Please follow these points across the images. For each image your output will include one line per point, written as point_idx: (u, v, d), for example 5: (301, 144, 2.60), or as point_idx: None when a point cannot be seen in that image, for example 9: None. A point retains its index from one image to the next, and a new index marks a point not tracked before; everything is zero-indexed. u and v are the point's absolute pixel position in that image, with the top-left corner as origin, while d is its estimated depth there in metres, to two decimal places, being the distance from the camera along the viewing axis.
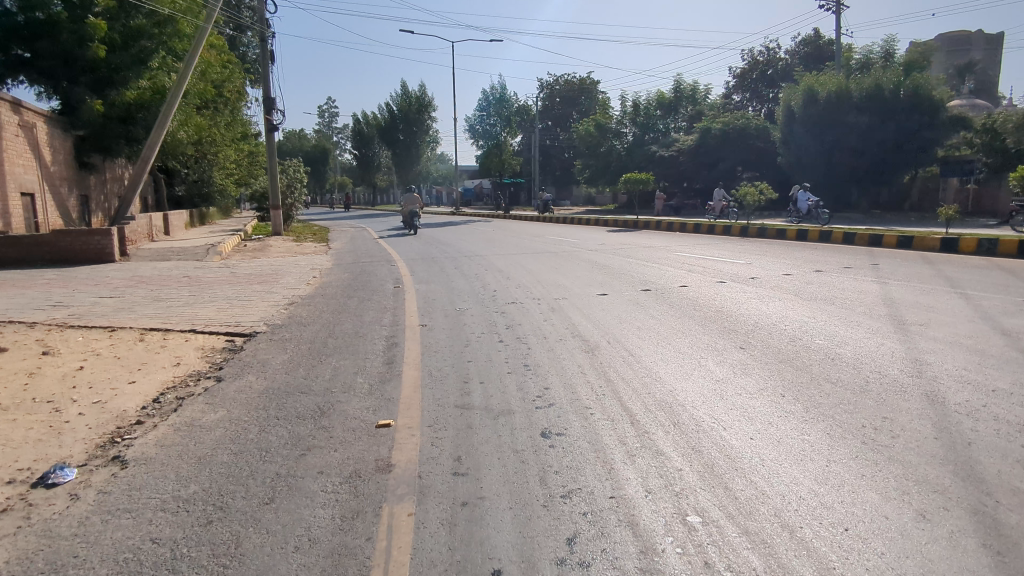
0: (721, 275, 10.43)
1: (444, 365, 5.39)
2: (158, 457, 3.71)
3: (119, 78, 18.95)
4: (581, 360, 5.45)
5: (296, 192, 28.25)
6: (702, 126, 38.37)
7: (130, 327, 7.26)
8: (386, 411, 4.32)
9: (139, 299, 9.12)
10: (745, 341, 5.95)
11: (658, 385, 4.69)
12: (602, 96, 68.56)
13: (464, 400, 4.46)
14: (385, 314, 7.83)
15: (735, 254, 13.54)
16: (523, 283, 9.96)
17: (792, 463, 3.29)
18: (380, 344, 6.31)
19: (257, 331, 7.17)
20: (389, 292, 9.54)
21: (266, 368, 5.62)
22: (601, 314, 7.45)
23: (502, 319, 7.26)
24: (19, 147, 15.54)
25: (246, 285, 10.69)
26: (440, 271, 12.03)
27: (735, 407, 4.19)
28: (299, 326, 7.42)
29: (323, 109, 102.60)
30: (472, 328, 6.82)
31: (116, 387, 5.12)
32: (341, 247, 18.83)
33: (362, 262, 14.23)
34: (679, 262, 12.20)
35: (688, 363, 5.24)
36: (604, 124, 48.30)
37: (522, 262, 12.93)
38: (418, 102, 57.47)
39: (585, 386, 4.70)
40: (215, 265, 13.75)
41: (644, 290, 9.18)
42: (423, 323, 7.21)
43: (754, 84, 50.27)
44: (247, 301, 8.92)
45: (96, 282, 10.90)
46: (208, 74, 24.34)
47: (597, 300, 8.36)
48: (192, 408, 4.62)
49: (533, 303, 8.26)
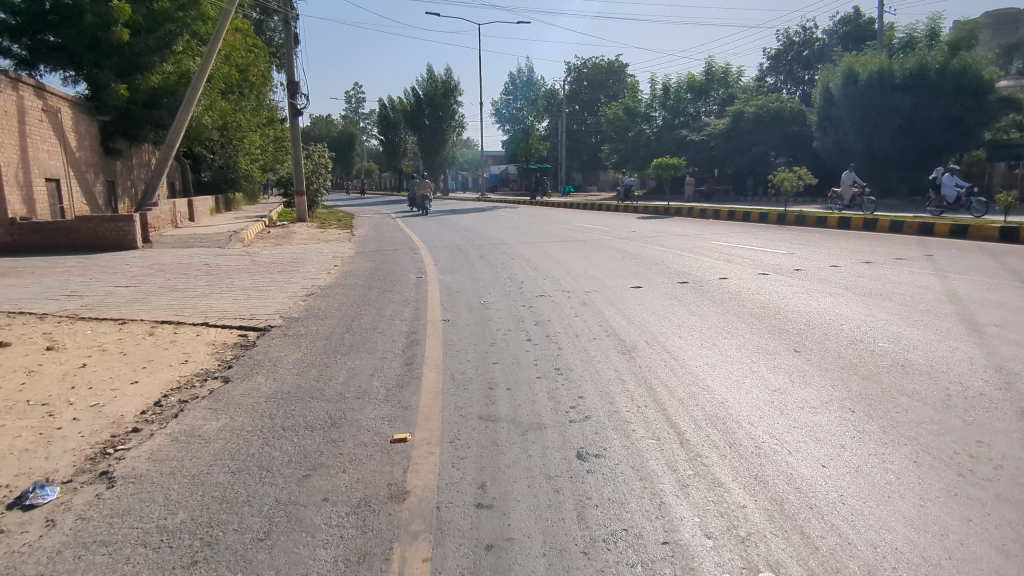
0: (762, 267, 9.78)
1: (468, 367, 4.94)
2: (148, 474, 3.33)
3: (143, 63, 18.89)
4: (617, 362, 4.95)
5: (321, 176, 28.02)
6: (735, 109, 37.23)
7: (142, 320, 6.97)
8: (402, 422, 3.89)
9: (155, 289, 8.88)
10: (799, 342, 5.36)
11: (706, 395, 4.16)
12: (630, 79, 67.13)
13: (489, 410, 4.01)
14: (406, 307, 7.41)
15: (776, 242, 12.82)
16: (552, 274, 9.44)
17: (878, 502, 2.76)
18: (400, 341, 5.89)
19: (271, 325, 6.82)
20: (411, 283, 9.14)
21: (277, 368, 5.24)
22: (636, 310, 6.91)
23: (528, 315, 6.79)
24: (43, 132, 15.47)
25: (265, 273, 10.42)
26: (464, 260, 11.60)
27: (798, 424, 3.64)
28: (316, 319, 7.06)
29: (350, 95, 103.34)
30: (498, 325, 6.37)
31: (117, 389, 4.79)
32: (365, 234, 18.54)
33: (384, 250, 13.88)
34: (715, 251, 11.54)
35: (737, 368, 4.70)
36: (633, 107, 47.35)
37: (549, 251, 12.42)
38: (444, 87, 57.07)
39: (623, 395, 4.21)
40: (237, 252, 13.56)
41: (681, 282, 8.60)
42: (445, 318, 6.76)
43: (789, 66, 48.61)
44: (264, 292, 8.60)
45: (116, 270, 10.75)
46: (232, 58, 24.12)
47: (632, 294, 7.82)
48: (193, 414, 4.26)
49: (562, 296, 7.76)
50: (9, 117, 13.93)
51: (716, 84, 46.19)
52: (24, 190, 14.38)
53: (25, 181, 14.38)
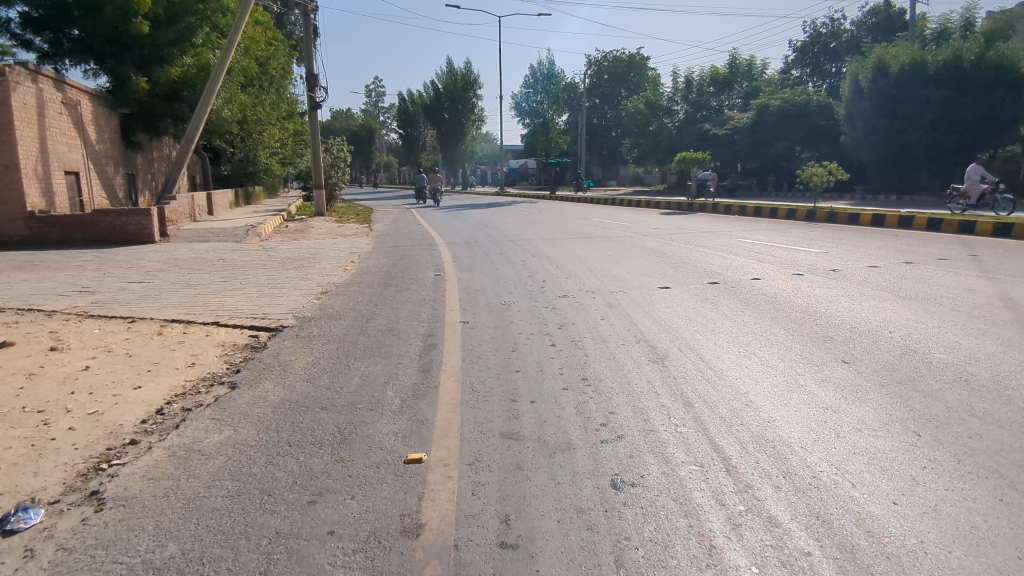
0: (795, 266, 9.31)
1: (489, 377, 4.59)
2: (140, 496, 3.05)
3: (163, 55, 18.80)
4: (649, 372, 4.58)
5: (340, 170, 27.83)
6: (760, 102, 36.37)
7: (151, 318, 6.75)
8: (418, 439, 3.57)
9: (169, 285, 8.69)
10: (847, 352, 4.93)
11: (752, 413, 3.77)
12: (652, 72, 66.22)
13: (512, 427, 3.66)
14: (424, 307, 7.09)
15: (806, 240, 12.32)
16: (575, 273, 9.06)
17: (968, 553, 2.37)
18: (417, 345, 5.57)
19: (284, 325, 6.55)
20: (429, 281, 8.82)
21: (286, 374, 4.95)
22: (665, 313, 6.52)
23: (551, 317, 6.44)
24: (63, 125, 15.41)
25: (280, 269, 10.19)
26: (484, 256, 11.26)
27: (858, 448, 3.25)
28: (330, 319, 6.78)
29: (370, 89, 103.52)
30: (520, 328, 6.01)
31: (118, 394, 4.54)
32: (383, 229, 18.30)
33: (402, 246, 13.60)
34: (744, 250, 11.06)
35: (781, 382, 4.30)
36: (655, 101, 46.61)
37: (571, 248, 12.01)
38: (463, 80, 56.67)
39: (659, 412, 3.83)
40: (254, 247, 13.39)
41: (711, 283, 8.17)
42: (464, 320, 6.43)
43: (815, 59, 47.44)
44: (278, 289, 8.35)
45: (131, 265, 10.61)
46: (252, 50, 23.95)
47: (661, 296, 7.41)
48: (195, 425, 3.98)
49: (587, 297, 7.39)
50: (29, 109, 13.83)
51: (740, 77, 45.45)
52: (44, 183, 14.28)
53: (44, 174, 14.28)
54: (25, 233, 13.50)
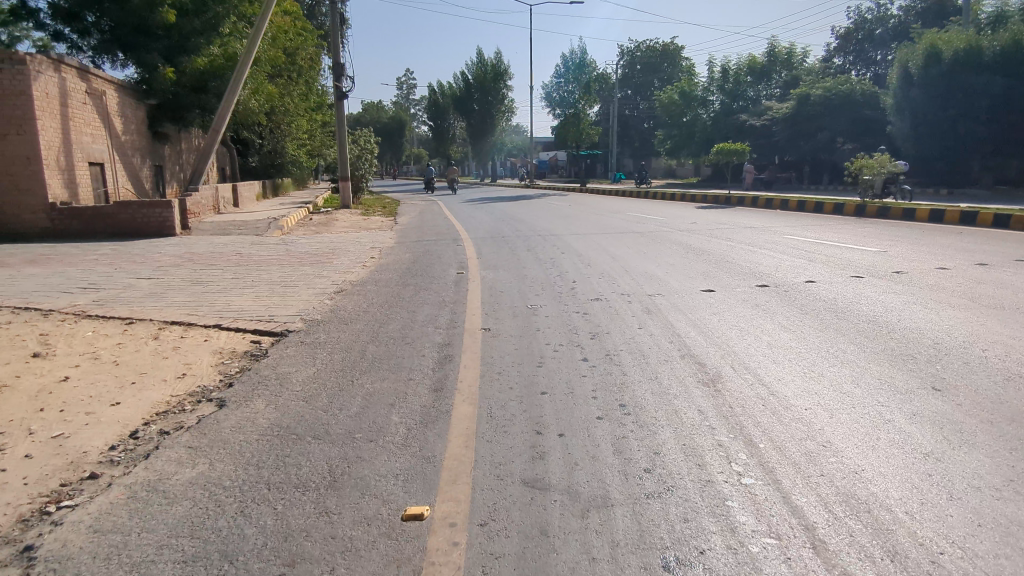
0: (852, 268, 8.45)
1: (510, 400, 3.94)
2: (78, 558, 2.49)
3: (190, 45, 18.54)
4: (699, 399, 3.88)
5: (367, 162, 27.46)
6: (800, 91, 34.90)
7: (150, 320, 6.27)
8: (421, 484, 2.95)
9: (178, 282, 8.25)
10: (937, 377, 4.14)
11: (833, 458, 3.05)
12: (686, 62, 64.78)
13: (535, 472, 3.01)
14: (442, 312, 6.47)
15: (859, 238, 11.37)
16: (608, 273, 8.35)
17: None
18: (431, 357, 4.95)
19: (289, 329, 6.00)
20: (450, 280, 8.21)
21: (282, 391, 4.38)
22: (712, 322, 5.79)
23: (582, 324, 5.77)
24: (87, 115, 15.22)
25: (294, 266, 9.68)
26: (510, 253, 10.61)
27: (984, 519, 2.52)
28: (339, 323, 6.22)
29: (401, 81, 103.57)
30: (547, 338, 5.35)
31: (92, 413, 4.02)
32: (408, 222, 17.82)
33: (426, 240, 13.05)
34: (793, 248, 10.18)
35: (863, 415, 3.56)
36: (689, 91, 45.29)
37: (602, 244, 11.30)
38: (494, 70, 55.85)
39: (715, 454, 3.15)
40: (274, 241, 12.97)
41: (760, 285, 7.39)
42: (485, 327, 5.79)
43: (859, 46, 45.44)
44: (289, 289, 7.83)
45: (145, 259, 10.24)
46: (279, 40, 23.60)
47: (705, 300, 6.66)
48: (166, 455, 3.41)
49: (622, 301, 6.70)
50: (52, 99, 13.60)
51: (779, 66, 43.51)
52: (67, 174, 14.06)
53: (67, 165, 14.06)
54: (47, 224, 13.30)
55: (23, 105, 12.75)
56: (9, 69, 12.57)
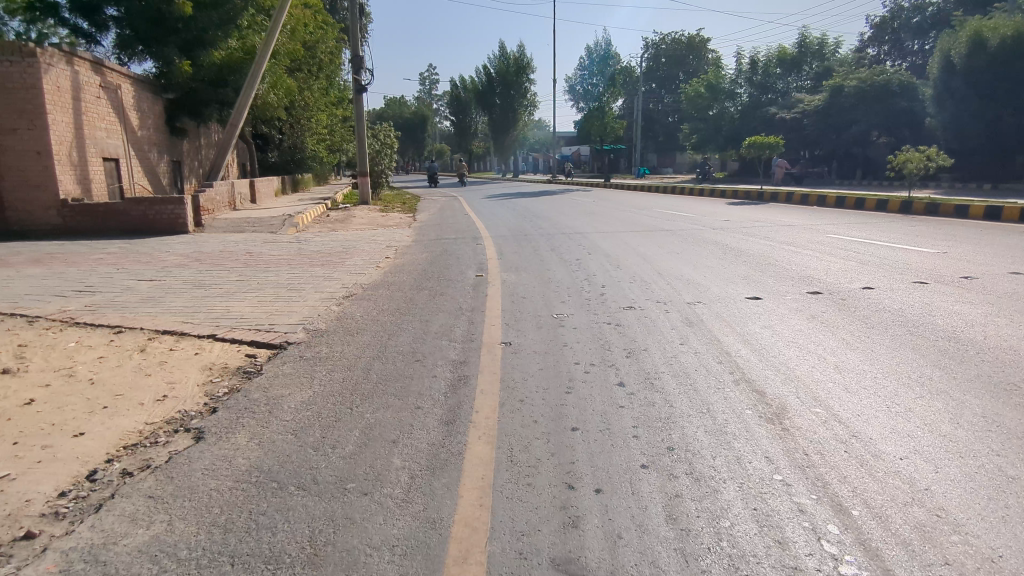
0: (911, 271, 7.64)
1: (534, 439, 3.31)
2: None
3: (208, 38, 18.20)
4: (766, 442, 3.20)
5: (386, 157, 26.99)
6: (834, 83, 33.60)
7: (141, 330, 5.76)
8: (421, 563, 2.34)
9: (179, 285, 7.76)
10: None
11: (956, 537, 2.37)
12: (713, 54, 63.46)
13: (567, 549, 2.38)
14: (459, 321, 5.85)
15: (911, 237, 10.50)
16: (641, 277, 7.65)
17: None
18: (443, 379, 4.33)
19: (289, 341, 5.44)
20: (469, 284, 7.59)
21: (270, 419, 3.80)
22: (765, 336, 5.08)
23: (615, 339, 5.10)
24: (102, 110, 14.91)
25: (304, 267, 9.14)
26: (533, 253, 9.96)
27: None
28: (344, 334, 5.63)
29: (424, 77, 103.54)
30: (576, 356, 4.70)
31: (49, 446, 3.48)
32: (428, 219, 17.26)
33: (444, 238, 12.48)
34: (841, 249, 9.34)
35: (977, 469, 2.85)
36: (717, 84, 44.16)
37: (632, 244, 10.57)
38: (517, 64, 54.95)
39: (799, 526, 2.48)
40: (287, 238, 12.51)
41: (813, 292, 6.63)
42: (506, 341, 5.16)
43: (895, 35, 43.91)
44: (295, 293, 7.27)
45: (152, 258, 9.81)
46: (298, 33, 23.16)
47: (752, 310, 5.94)
48: (119, 508, 2.84)
49: (658, 311, 6.01)
50: (64, 93, 13.24)
51: (810, 57, 43.02)
52: (80, 170, 13.75)
53: (80, 160, 13.74)
54: (58, 221, 13.01)
55: (34, 99, 12.41)
56: (20, 63, 12.26)
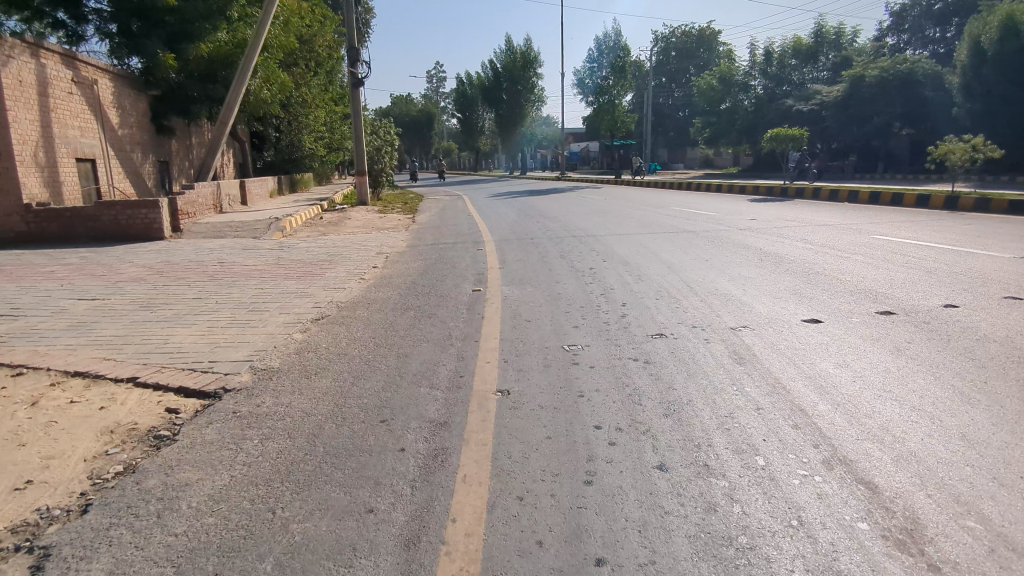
0: (993, 283, 6.36)
1: None
2: None
3: (194, 32, 16.90)
4: None
5: (387, 156, 25.51)
6: (855, 72, 32.05)
7: (49, 371, 4.60)
8: None
9: (122, 305, 6.60)
10: None
11: None
12: (724, 46, 62.00)
13: None
14: (445, 357, 4.63)
15: (971, 239, 9.20)
16: (668, 292, 6.43)
17: None
18: (414, 456, 3.13)
19: (225, 390, 4.25)
20: (462, 303, 6.37)
21: (154, 532, 2.61)
22: (845, 381, 3.86)
23: (645, 387, 3.89)
24: (74, 106, 13.87)
25: (275, 280, 7.94)
26: (540, 260, 8.76)
27: None
28: (298, 377, 4.43)
29: (431, 75, 102.72)
30: (597, 414, 3.50)
31: None
32: (428, 220, 16.04)
33: (441, 244, 11.27)
34: (895, 254, 8.06)
35: None
36: (730, 75, 41.92)
37: (652, 248, 9.34)
38: (523, 58, 53.49)
39: None
40: (268, 245, 11.33)
41: (883, 312, 5.39)
42: (503, 389, 3.96)
43: (914, 23, 42.35)
44: (255, 316, 6.08)
45: (109, 271, 8.67)
46: (292, 25, 21.80)
47: (816, 338, 4.73)
48: None
49: (695, 341, 4.80)
50: (27, 88, 12.19)
51: (826, 47, 41.35)
52: (48, 172, 12.72)
53: (47, 161, 12.69)
54: (22, 228, 11.92)
55: None
56: None
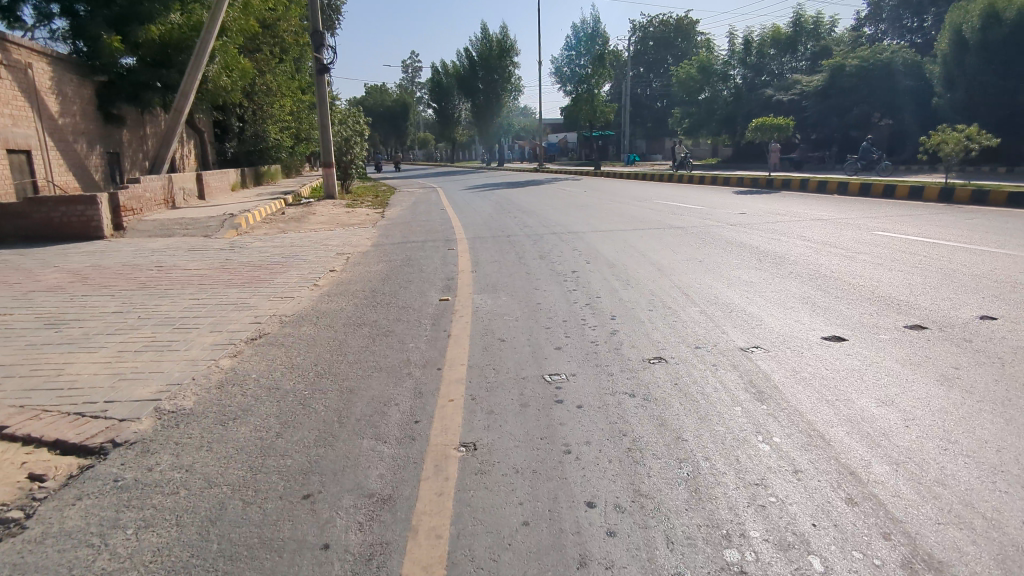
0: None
1: None
2: None
3: (143, 12, 15.55)
4: None
5: (356, 147, 24.11)
6: (834, 61, 31.66)
7: None
8: None
9: (25, 322, 5.62)
10: None
11: None
12: (701, 36, 61.43)
13: None
14: (396, 395, 3.74)
15: (979, 235, 8.55)
16: (663, 301, 5.61)
17: None
18: (338, 562, 2.26)
19: (111, 446, 3.31)
20: (426, 316, 5.51)
21: None
22: (896, 426, 3.09)
23: (649, 438, 3.06)
24: (3, 92, 12.67)
25: (215, 288, 6.97)
26: (517, 262, 7.91)
27: None
28: (209, 425, 3.50)
29: (408, 64, 101.25)
30: (589, 485, 2.66)
31: None
32: (398, 215, 15.07)
33: (409, 242, 10.34)
34: (904, 254, 7.35)
35: None
36: (709, 65, 41.07)
37: (640, 247, 8.55)
38: (499, 47, 52.30)
39: None
40: (219, 245, 10.31)
41: (915, 327, 4.63)
42: (465, 444, 3.08)
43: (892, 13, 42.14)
44: (178, 336, 5.12)
45: (27, 277, 7.63)
46: (251, 7, 20.00)
47: (846, 363, 3.95)
48: None
49: (701, 367, 4.00)
50: None
51: (805, 36, 40.94)
52: None
53: None
54: None
55: None
56: None
